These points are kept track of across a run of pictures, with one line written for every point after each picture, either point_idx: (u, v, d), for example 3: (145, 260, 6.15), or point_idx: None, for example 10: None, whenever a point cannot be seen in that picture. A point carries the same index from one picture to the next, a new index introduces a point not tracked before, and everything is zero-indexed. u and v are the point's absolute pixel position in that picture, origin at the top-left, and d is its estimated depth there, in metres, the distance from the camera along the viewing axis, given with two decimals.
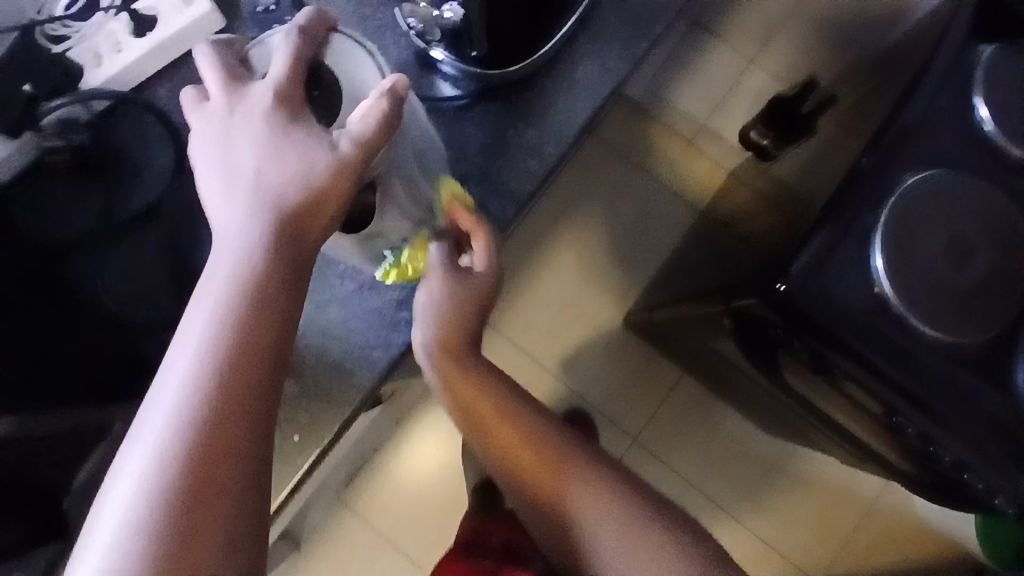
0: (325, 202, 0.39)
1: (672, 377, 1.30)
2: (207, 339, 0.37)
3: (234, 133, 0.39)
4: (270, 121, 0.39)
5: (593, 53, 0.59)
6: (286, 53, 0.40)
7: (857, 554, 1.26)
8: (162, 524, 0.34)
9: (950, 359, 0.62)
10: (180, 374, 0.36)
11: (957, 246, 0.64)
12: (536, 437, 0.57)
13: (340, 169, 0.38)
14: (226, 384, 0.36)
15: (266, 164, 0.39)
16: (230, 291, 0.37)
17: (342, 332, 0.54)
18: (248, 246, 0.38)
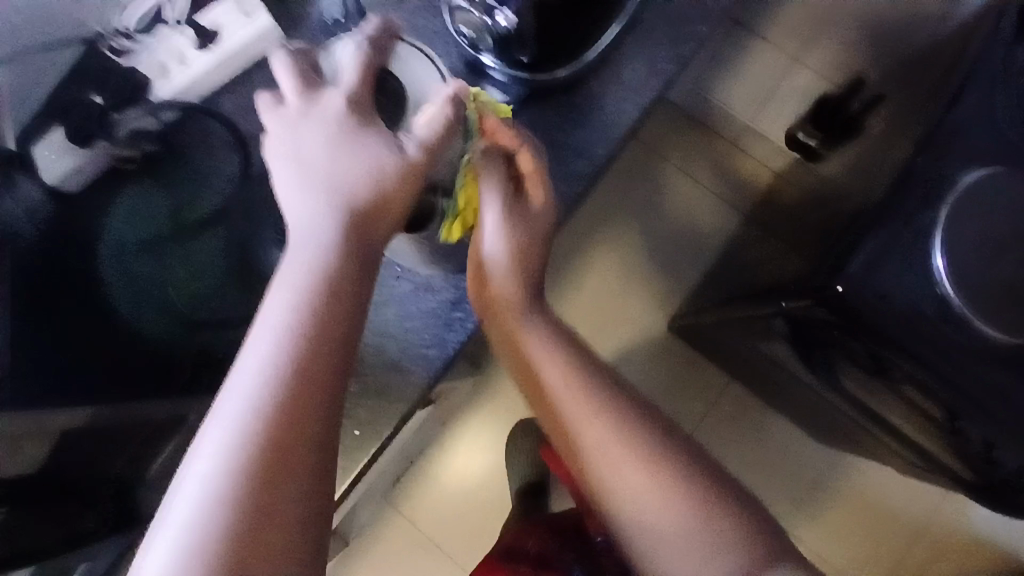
0: (392, 199, 0.40)
1: (717, 380, 1.29)
2: (286, 326, 0.37)
3: (307, 133, 0.41)
4: (343, 124, 0.41)
5: (639, 56, 0.60)
6: (357, 63, 0.43)
7: (913, 565, 1.22)
8: (239, 504, 0.34)
9: (1018, 361, 0.60)
10: (259, 360, 0.37)
11: (1016, 243, 0.63)
12: (612, 409, 0.53)
13: (408, 169, 0.40)
14: (299, 372, 0.37)
15: (337, 161, 0.40)
16: (306, 279, 0.38)
17: (399, 333, 0.56)
18: (323, 239, 0.39)
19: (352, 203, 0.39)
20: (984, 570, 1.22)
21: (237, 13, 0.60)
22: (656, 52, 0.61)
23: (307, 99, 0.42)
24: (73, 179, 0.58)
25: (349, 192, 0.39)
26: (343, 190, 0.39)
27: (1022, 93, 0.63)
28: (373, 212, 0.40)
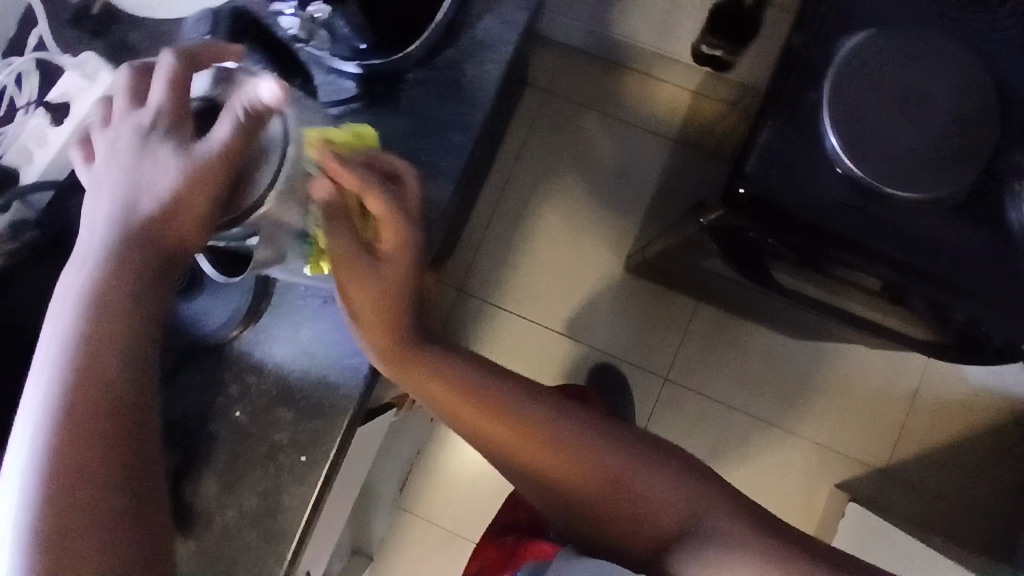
0: (179, 205, 0.40)
1: (687, 308, 1.29)
2: (70, 335, 0.38)
3: (117, 153, 0.41)
4: (147, 137, 0.40)
5: (490, 9, 0.58)
6: (168, 75, 0.41)
7: (918, 435, 1.24)
8: (43, 487, 0.36)
9: (934, 218, 0.60)
10: (52, 350, 0.38)
11: (912, 101, 0.62)
12: (511, 404, 0.62)
13: (203, 179, 0.39)
14: (91, 356, 0.38)
15: (138, 178, 0.40)
16: (82, 290, 0.39)
17: (318, 350, 0.56)
18: (101, 230, 0.40)
19: (134, 217, 0.40)
20: (985, 423, 1.24)
21: (81, 78, 0.58)
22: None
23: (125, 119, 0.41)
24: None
25: (139, 207, 0.40)
26: (128, 206, 0.40)
27: None
28: (159, 220, 0.40)
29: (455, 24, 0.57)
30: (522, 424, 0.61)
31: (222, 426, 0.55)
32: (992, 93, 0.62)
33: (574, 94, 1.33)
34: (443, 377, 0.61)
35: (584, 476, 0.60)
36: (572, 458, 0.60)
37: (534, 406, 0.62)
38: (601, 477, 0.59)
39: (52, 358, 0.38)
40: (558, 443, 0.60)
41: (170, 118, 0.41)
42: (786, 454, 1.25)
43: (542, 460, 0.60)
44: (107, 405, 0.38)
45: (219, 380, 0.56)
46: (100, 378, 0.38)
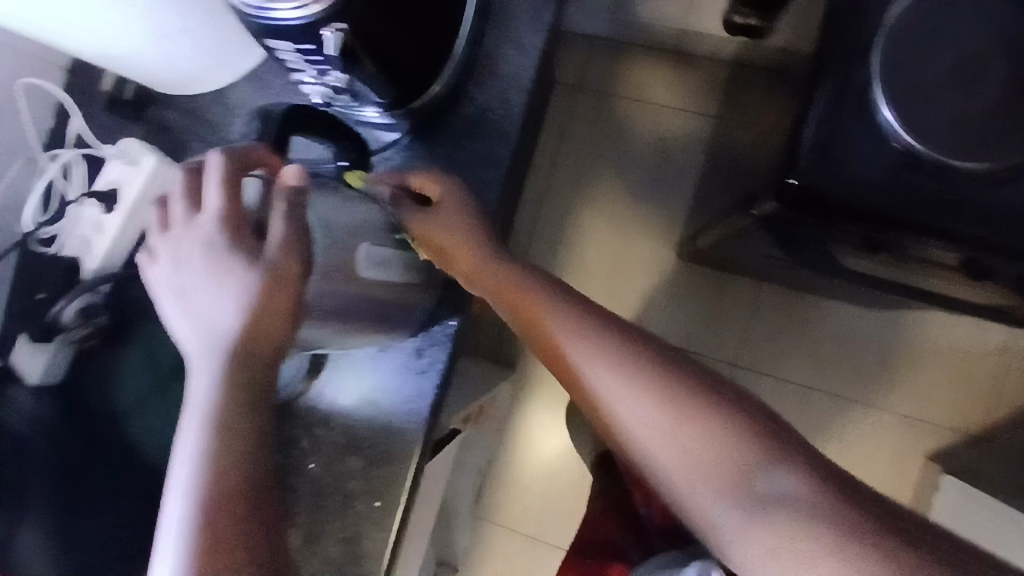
0: (262, 325, 0.41)
1: (747, 289, 1.24)
2: (199, 465, 0.40)
3: (185, 264, 0.42)
4: (213, 249, 0.41)
5: (506, 40, 0.58)
6: (219, 182, 0.42)
7: (1018, 397, 1.15)
8: None
9: (1011, 185, 0.55)
10: (191, 457, 0.40)
11: (971, 58, 0.57)
12: (574, 337, 0.51)
13: (274, 288, 0.41)
14: (221, 467, 0.40)
15: (211, 291, 0.41)
16: (200, 415, 0.40)
17: (379, 396, 0.57)
18: (220, 338, 0.41)
19: (224, 343, 0.41)
20: None
21: (123, 164, 0.60)
22: (520, 28, 0.58)
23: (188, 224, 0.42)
24: (53, 372, 0.59)
25: (219, 326, 0.41)
26: (211, 326, 0.41)
27: None
28: (250, 340, 0.41)
29: (474, 61, 0.58)
30: (578, 344, 0.51)
31: (299, 480, 0.57)
32: None
33: (604, 85, 1.29)
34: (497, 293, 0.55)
35: (636, 407, 0.48)
36: (624, 392, 0.49)
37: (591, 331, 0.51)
38: (656, 426, 0.47)
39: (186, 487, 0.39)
40: (612, 391, 0.49)
41: (231, 225, 0.42)
42: (871, 431, 1.19)
43: (597, 389, 0.50)
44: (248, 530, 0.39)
45: (291, 437, 0.58)
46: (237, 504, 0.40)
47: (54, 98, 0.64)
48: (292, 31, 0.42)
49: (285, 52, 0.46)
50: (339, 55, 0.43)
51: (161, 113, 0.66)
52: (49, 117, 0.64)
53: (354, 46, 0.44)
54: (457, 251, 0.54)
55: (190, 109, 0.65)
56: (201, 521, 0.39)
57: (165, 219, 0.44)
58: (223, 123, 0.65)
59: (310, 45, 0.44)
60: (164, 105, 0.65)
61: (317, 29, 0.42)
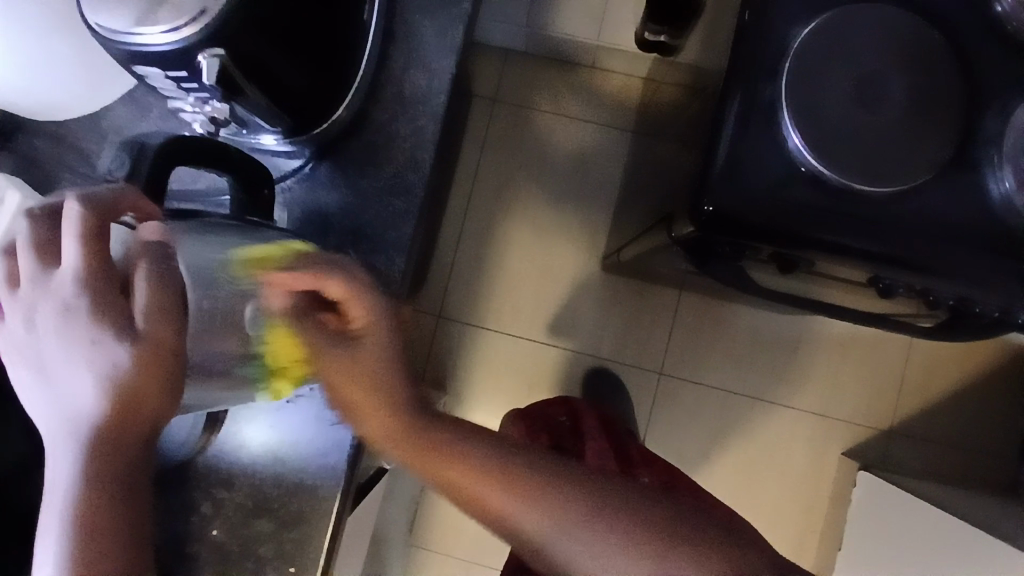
0: (134, 405, 0.39)
1: (671, 299, 1.26)
2: (62, 548, 0.39)
3: (41, 333, 0.38)
4: (73, 315, 0.37)
5: (415, 61, 0.55)
6: (78, 240, 0.37)
7: (918, 390, 1.23)
8: None
9: (908, 204, 0.58)
10: (59, 517, 0.40)
11: (869, 83, 0.59)
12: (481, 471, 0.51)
13: (150, 361, 0.38)
14: (90, 530, 0.40)
15: (73, 368, 0.38)
16: (65, 496, 0.39)
17: (288, 451, 0.52)
18: (85, 408, 0.39)
19: (90, 424, 0.39)
20: (985, 366, 1.22)
21: None
22: (429, 48, 0.55)
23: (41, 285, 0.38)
24: None
25: (85, 405, 0.39)
26: (76, 404, 0.39)
27: None
28: (122, 419, 0.39)
29: (380, 83, 0.54)
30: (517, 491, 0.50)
31: (202, 548, 0.52)
32: (945, 66, 0.60)
33: (523, 96, 1.28)
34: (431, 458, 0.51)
35: (585, 537, 0.48)
36: (553, 521, 0.49)
37: (529, 475, 0.51)
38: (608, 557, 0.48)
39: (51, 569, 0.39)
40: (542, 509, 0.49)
41: (98, 286, 0.38)
42: (789, 430, 1.24)
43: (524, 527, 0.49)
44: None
45: (190, 502, 0.52)
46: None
47: None
48: (161, 58, 0.38)
49: (157, 78, 0.41)
50: (218, 83, 0.39)
51: (25, 142, 0.58)
52: None
53: (234, 74, 0.40)
54: (371, 412, 0.50)
55: (58, 137, 0.58)
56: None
57: (16, 273, 0.39)
58: (96, 151, 0.58)
59: (184, 72, 0.39)
60: (28, 133, 0.58)
61: (192, 55, 0.38)
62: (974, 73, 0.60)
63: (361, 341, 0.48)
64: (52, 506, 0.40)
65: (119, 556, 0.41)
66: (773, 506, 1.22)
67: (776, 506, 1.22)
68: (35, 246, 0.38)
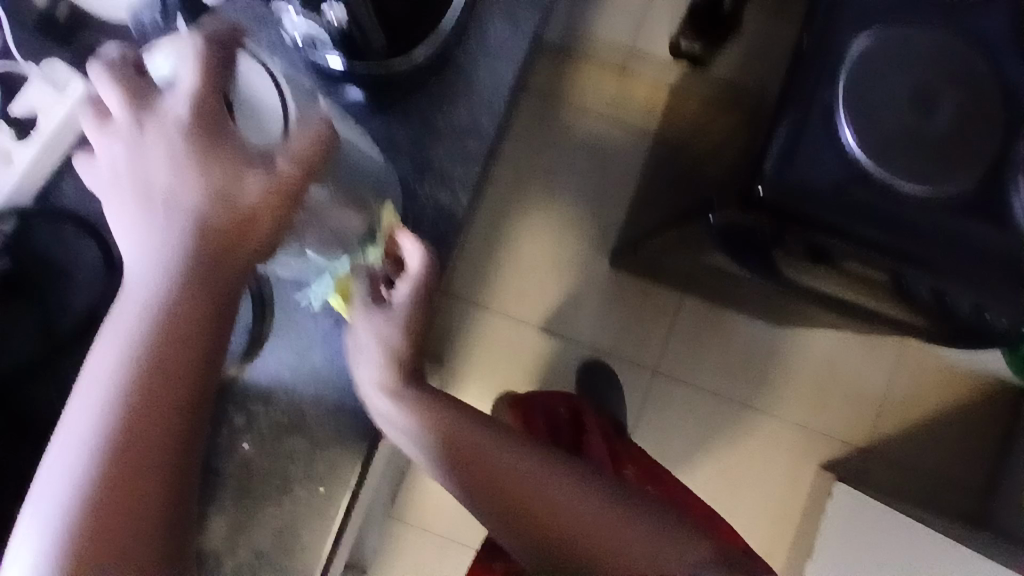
0: (246, 230, 0.36)
1: (673, 301, 1.28)
2: (131, 357, 0.35)
3: (143, 157, 0.35)
4: (190, 141, 0.35)
5: (499, 11, 0.56)
6: (195, 68, 0.36)
7: (896, 415, 1.28)
8: (113, 473, 0.34)
9: (938, 206, 0.60)
10: (128, 325, 0.35)
11: (918, 91, 0.62)
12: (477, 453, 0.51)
13: (278, 190, 0.36)
14: (168, 341, 0.35)
15: (179, 185, 0.35)
16: (136, 322, 0.35)
17: (332, 373, 0.52)
18: (165, 237, 0.35)
19: (187, 238, 0.35)
20: (965, 399, 1.27)
21: (47, 88, 0.53)
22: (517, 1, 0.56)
23: (163, 105, 0.35)
24: None
25: (186, 217, 0.35)
26: (164, 225, 0.35)
27: None
28: (235, 241, 0.36)
29: (464, 28, 0.55)
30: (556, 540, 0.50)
31: (229, 462, 0.51)
32: (991, 85, 0.63)
33: (553, 88, 1.30)
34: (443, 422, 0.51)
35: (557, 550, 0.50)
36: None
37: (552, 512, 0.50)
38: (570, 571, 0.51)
39: (77, 471, 0.34)
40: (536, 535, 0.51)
41: (212, 119, 0.36)
42: (771, 440, 1.27)
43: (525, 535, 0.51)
44: (134, 544, 0.34)
45: (222, 415, 0.51)
46: (136, 501, 0.34)
47: None
48: None
49: None
50: None
51: (92, 34, 0.57)
52: None
53: None
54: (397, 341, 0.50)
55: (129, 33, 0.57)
56: (95, 512, 0.34)
57: (105, 109, 0.37)
58: None
59: None
60: (95, 27, 0.57)
61: None
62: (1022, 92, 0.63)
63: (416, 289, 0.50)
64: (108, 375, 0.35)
65: (163, 457, 0.35)
66: (747, 513, 1.25)
67: (750, 513, 1.25)
68: (126, 87, 0.36)
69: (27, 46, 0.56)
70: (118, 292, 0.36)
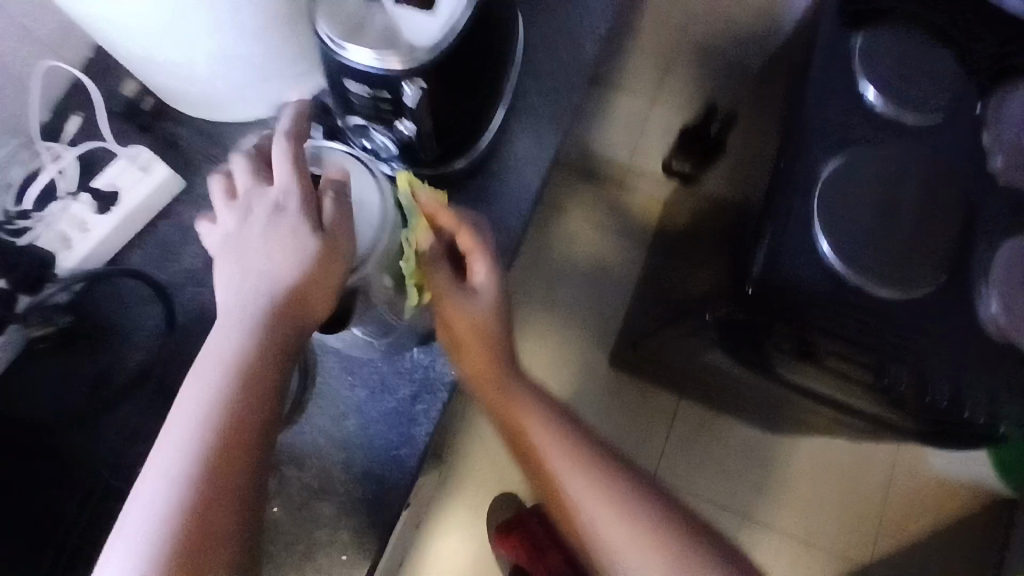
0: (306, 291, 0.43)
1: (670, 403, 1.32)
2: (208, 410, 0.39)
3: (240, 224, 0.45)
4: (273, 213, 0.44)
5: (526, 131, 0.66)
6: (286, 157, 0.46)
7: (895, 525, 1.28)
8: (190, 518, 0.37)
9: (910, 308, 0.68)
10: (207, 384, 0.40)
11: (884, 206, 0.71)
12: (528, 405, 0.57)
13: (327, 254, 0.43)
14: (241, 394, 0.40)
15: (262, 251, 0.43)
16: (214, 380, 0.40)
17: (365, 440, 0.55)
18: (249, 303, 0.42)
19: (265, 300, 0.42)
20: (962, 511, 1.28)
21: (135, 169, 0.61)
22: (542, 124, 0.67)
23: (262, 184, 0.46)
24: None
25: (264, 279, 0.43)
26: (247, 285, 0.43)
27: (848, 89, 0.74)
28: (295, 300, 0.42)
29: (496, 143, 0.65)
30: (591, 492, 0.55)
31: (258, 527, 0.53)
32: (952, 203, 0.71)
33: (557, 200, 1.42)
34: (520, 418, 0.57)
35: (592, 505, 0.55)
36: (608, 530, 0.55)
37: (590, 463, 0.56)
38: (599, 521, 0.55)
39: (154, 521, 0.37)
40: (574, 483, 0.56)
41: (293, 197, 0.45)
42: (771, 550, 1.25)
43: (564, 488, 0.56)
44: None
45: None
46: (208, 544, 0.37)
47: (66, 83, 0.65)
48: (370, 75, 0.48)
49: (358, 98, 0.51)
50: (415, 106, 0.50)
51: (175, 131, 0.66)
52: (72, 125, 0.64)
53: (426, 103, 0.50)
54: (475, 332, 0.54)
55: (207, 132, 0.66)
56: (170, 557, 0.36)
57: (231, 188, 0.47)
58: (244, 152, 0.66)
59: (385, 94, 0.49)
60: (179, 126, 0.66)
61: (397, 80, 0.48)
62: (979, 210, 0.72)
63: (487, 264, 0.53)
64: (194, 404, 0.40)
65: (234, 500, 0.38)
66: None
67: None
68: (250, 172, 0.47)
69: (117, 133, 0.65)
70: (198, 355, 0.42)
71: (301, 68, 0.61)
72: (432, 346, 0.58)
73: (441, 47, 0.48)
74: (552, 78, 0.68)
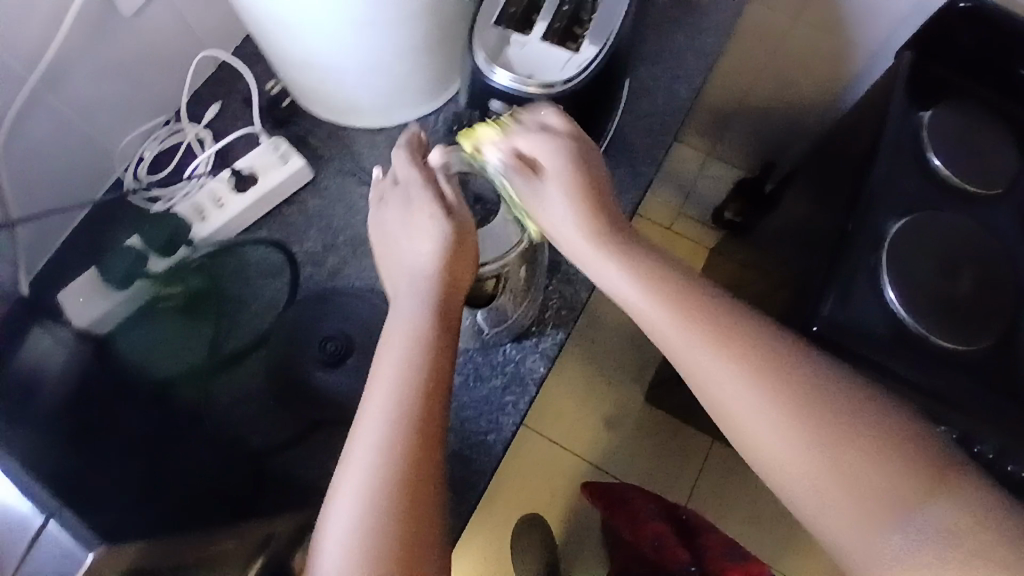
0: (458, 276, 0.52)
1: (703, 445, 1.34)
2: (401, 379, 0.47)
3: (387, 221, 0.56)
4: (410, 206, 0.54)
5: (623, 163, 0.72)
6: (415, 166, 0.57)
7: None
8: (397, 467, 0.43)
9: (963, 364, 0.72)
10: (397, 360, 0.48)
11: (946, 268, 0.76)
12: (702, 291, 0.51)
13: (460, 235, 0.52)
14: (428, 367, 0.47)
15: (410, 242, 0.54)
16: (404, 355, 0.48)
17: (458, 423, 0.60)
18: (421, 289, 0.51)
19: (429, 285, 0.51)
20: None
21: (273, 156, 0.69)
22: (638, 157, 0.73)
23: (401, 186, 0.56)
24: (102, 323, 0.61)
25: (421, 267, 0.52)
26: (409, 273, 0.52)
27: (914, 158, 0.80)
28: (451, 285, 0.51)
29: None
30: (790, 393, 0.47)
31: None
32: (1008, 274, 0.76)
33: None
34: (705, 349, 0.48)
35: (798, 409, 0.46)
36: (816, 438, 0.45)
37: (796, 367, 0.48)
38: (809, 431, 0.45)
39: (370, 470, 0.44)
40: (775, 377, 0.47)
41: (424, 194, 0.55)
42: None
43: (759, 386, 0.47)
44: (408, 521, 0.42)
45: None
46: (418, 493, 0.43)
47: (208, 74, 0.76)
48: (512, 95, 0.57)
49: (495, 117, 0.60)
50: None
51: (305, 129, 0.73)
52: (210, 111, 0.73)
53: None
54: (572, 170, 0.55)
55: (332, 132, 0.73)
56: (384, 499, 0.42)
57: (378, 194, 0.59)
58: (365, 154, 0.73)
59: None
60: (308, 125, 0.73)
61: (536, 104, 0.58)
62: None
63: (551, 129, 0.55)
64: (382, 392, 0.46)
65: (429, 454, 0.45)
66: None
67: None
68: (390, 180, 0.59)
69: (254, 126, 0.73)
70: (381, 338, 0.50)
71: (428, 85, 0.69)
72: (524, 343, 0.62)
73: (573, 81, 0.57)
74: (649, 119, 0.74)
